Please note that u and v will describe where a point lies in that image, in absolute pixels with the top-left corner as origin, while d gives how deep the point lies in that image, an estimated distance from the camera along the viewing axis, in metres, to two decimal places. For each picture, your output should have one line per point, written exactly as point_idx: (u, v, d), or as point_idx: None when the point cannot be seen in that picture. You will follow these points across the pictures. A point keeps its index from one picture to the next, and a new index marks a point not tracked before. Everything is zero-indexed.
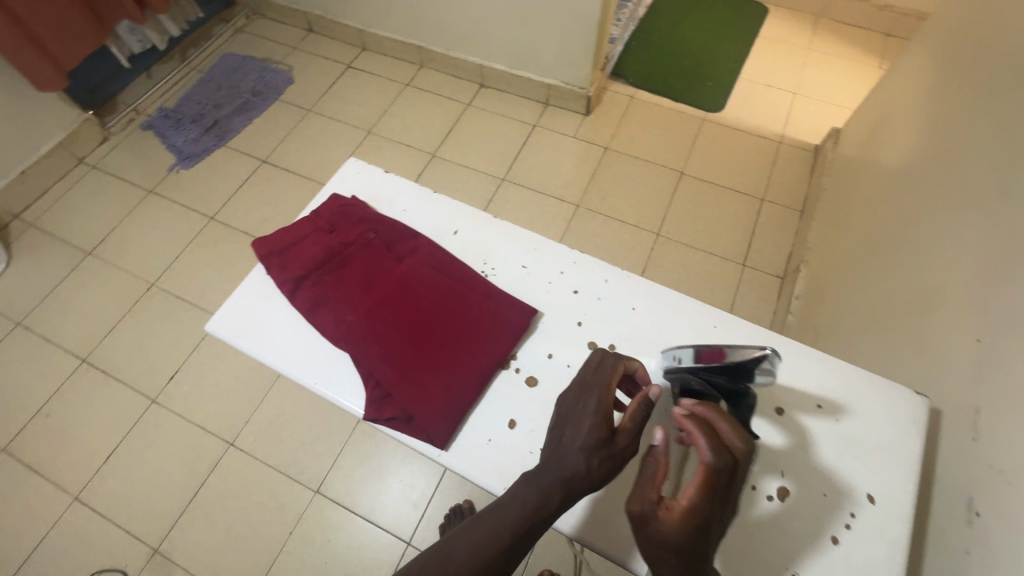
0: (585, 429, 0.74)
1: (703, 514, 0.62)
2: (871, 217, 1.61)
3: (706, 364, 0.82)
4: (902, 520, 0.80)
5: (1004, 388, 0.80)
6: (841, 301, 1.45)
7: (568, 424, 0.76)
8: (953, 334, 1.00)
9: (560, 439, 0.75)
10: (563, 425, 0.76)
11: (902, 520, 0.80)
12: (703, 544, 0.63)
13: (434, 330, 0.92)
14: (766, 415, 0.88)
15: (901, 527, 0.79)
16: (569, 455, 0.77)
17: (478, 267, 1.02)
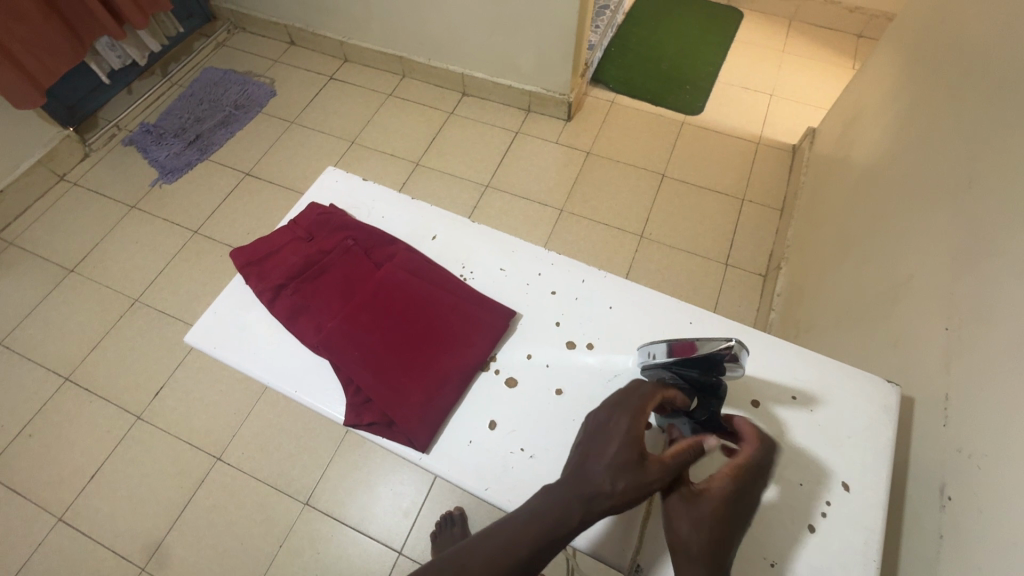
0: (610, 450, 0.46)
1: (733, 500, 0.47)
2: (763, 167, 1.61)
3: (642, 326, 0.61)
4: (879, 508, 0.53)
5: (917, 305, 0.73)
6: (713, 252, 1.47)
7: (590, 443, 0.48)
8: (863, 261, 0.95)
9: (583, 463, 0.47)
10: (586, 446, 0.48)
11: (877, 507, 0.53)
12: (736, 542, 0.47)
13: (318, 319, 0.61)
14: (736, 405, 0.59)
15: (878, 515, 0.53)
16: (450, 449, 0.55)
17: (378, 230, 0.68)
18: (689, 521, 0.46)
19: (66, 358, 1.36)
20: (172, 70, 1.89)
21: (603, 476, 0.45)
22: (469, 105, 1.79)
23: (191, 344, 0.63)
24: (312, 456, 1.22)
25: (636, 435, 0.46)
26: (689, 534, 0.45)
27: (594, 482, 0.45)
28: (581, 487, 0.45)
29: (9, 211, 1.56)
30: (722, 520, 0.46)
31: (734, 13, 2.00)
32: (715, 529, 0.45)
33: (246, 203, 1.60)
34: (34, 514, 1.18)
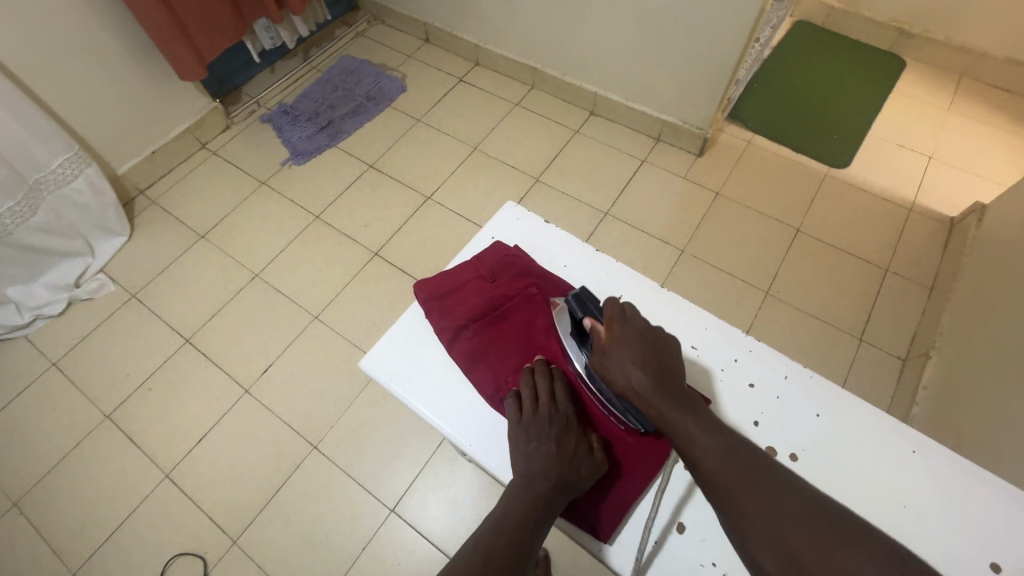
0: (542, 428, 0.54)
1: (626, 330, 0.54)
2: (913, 237, 1.46)
3: (852, 447, 0.55)
4: None
5: None
6: (845, 323, 1.35)
7: (526, 429, 0.54)
8: None
9: (532, 446, 0.53)
10: (524, 433, 0.54)
11: None
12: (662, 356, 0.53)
13: (498, 371, 0.59)
14: (972, 569, 0.49)
15: None
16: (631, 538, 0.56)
17: (564, 282, 0.65)
18: (618, 361, 0.53)
19: (189, 320, 1.43)
20: (313, 55, 1.97)
21: (549, 448, 0.52)
22: (596, 125, 1.74)
23: (365, 370, 0.62)
24: (403, 463, 1.22)
25: (540, 403, 0.55)
26: (623, 370, 0.52)
27: (544, 461, 0.52)
28: (537, 468, 0.51)
29: (156, 171, 1.67)
30: (642, 350, 0.53)
31: (895, 60, 1.83)
32: (637, 352, 0.53)
33: (366, 194, 1.63)
34: (145, 465, 1.24)
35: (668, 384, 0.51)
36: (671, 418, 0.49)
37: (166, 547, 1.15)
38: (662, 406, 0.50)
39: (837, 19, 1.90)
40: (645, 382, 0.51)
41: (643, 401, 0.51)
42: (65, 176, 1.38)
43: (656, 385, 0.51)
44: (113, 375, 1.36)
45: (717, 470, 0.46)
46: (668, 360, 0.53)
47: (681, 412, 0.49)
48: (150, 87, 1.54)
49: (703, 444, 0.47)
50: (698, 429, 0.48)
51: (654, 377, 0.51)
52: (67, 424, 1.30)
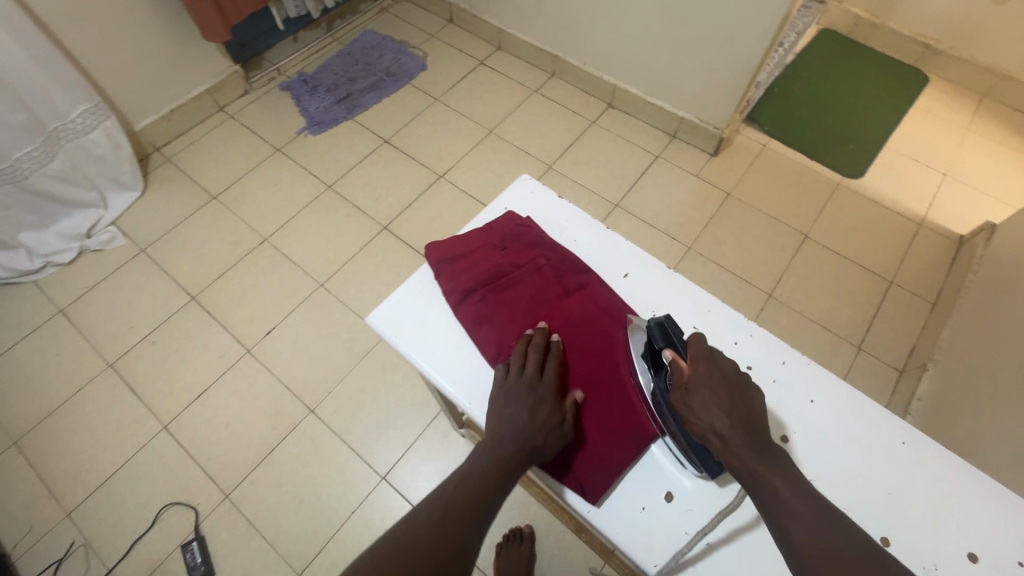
0: (524, 396, 0.55)
1: (712, 376, 0.52)
2: (921, 251, 1.46)
3: (842, 434, 0.56)
4: None
5: None
6: (845, 331, 1.36)
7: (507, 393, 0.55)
8: None
9: (507, 410, 0.54)
10: (503, 396, 0.55)
11: None
12: (756, 412, 0.51)
13: (502, 334, 0.60)
14: (950, 558, 0.49)
15: None
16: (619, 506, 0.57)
17: (573, 255, 0.66)
18: (701, 401, 0.51)
19: (197, 278, 1.45)
20: (336, 27, 1.97)
21: (525, 415, 0.54)
22: (613, 117, 1.74)
23: (371, 324, 0.64)
24: (398, 433, 1.24)
25: (529, 373, 0.56)
26: (707, 413, 0.50)
27: (516, 425, 0.53)
28: (508, 432, 0.53)
29: (173, 130, 1.68)
30: (728, 396, 0.51)
31: (918, 75, 1.83)
32: (723, 399, 0.51)
33: (380, 168, 1.64)
34: (144, 416, 1.26)
35: (754, 437, 0.49)
36: (760, 475, 0.47)
37: (159, 497, 1.17)
38: (749, 461, 0.48)
39: (863, 30, 1.89)
40: (729, 432, 0.49)
41: (722, 450, 0.49)
42: (84, 127, 1.39)
43: (742, 437, 0.49)
44: (118, 326, 1.38)
45: (807, 535, 0.44)
46: (753, 410, 0.51)
47: (769, 469, 0.47)
48: (174, 46, 1.55)
49: (792, 506, 0.45)
50: (788, 491, 0.46)
51: (740, 429, 0.49)
52: (70, 370, 1.32)
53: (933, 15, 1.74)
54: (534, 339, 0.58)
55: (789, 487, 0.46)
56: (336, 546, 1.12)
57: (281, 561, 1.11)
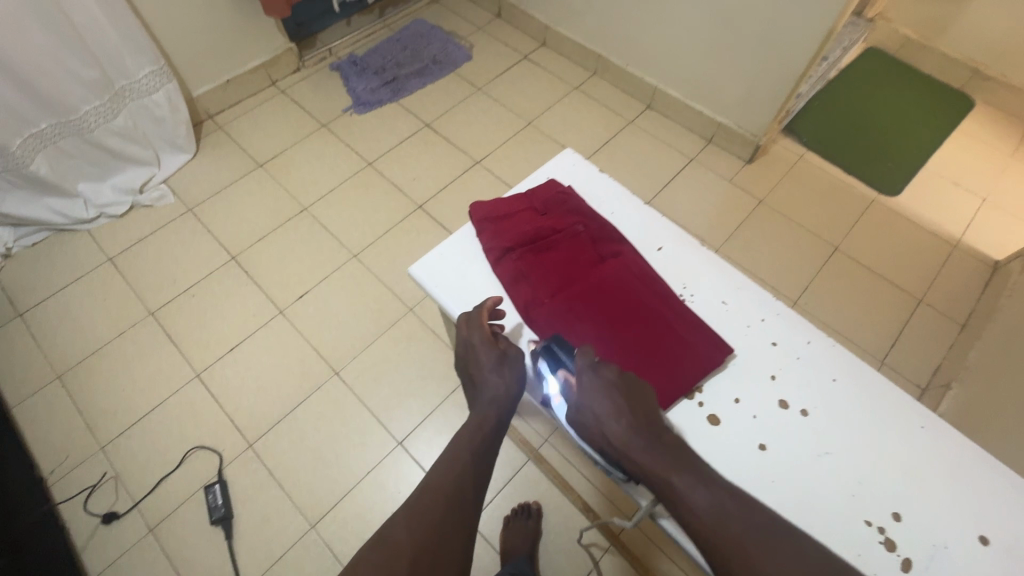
0: (486, 363, 0.60)
1: (600, 382, 0.55)
2: (953, 274, 1.45)
3: (862, 416, 0.57)
4: None
5: None
6: (870, 346, 1.35)
7: (474, 367, 0.61)
8: None
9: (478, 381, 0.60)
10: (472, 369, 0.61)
11: None
12: (649, 412, 0.54)
13: (538, 292, 0.63)
14: (965, 542, 0.50)
15: None
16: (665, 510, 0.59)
17: (611, 226, 0.69)
18: (593, 409, 0.54)
19: (238, 240, 1.51)
20: (388, 14, 2.03)
21: (492, 379, 0.60)
22: (651, 119, 1.76)
23: (413, 275, 0.68)
24: (416, 403, 1.27)
25: (486, 346, 0.61)
26: (606, 418, 0.53)
27: (489, 388, 0.60)
28: (482, 395, 0.60)
29: (227, 99, 1.76)
30: (617, 404, 0.53)
31: (964, 100, 1.81)
32: (615, 406, 0.53)
33: (419, 150, 1.69)
34: (179, 363, 1.33)
35: (651, 436, 0.52)
36: (655, 470, 0.49)
37: (187, 440, 1.23)
38: (646, 460, 0.50)
39: (910, 51, 1.88)
40: (626, 435, 0.52)
41: (626, 455, 0.51)
42: (148, 87, 1.47)
43: (641, 442, 0.51)
44: (162, 278, 1.45)
45: (705, 521, 0.46)
46: (646, 411, 0.53)
47: (666, 463, 0.49)
48: (237, 20, 1.63)
49: (691, 500, 0.47)
50: (686, 484, 0.48)
51: (635, 431, 0.52)
52: (115, 314, 1.39)
53: (985, 39, 1.72)
54: (473, 317, 0.62)
55: (691, 480, 0.48)
56: (349, 503, 1.16)
57: (297, 512, 1.15)
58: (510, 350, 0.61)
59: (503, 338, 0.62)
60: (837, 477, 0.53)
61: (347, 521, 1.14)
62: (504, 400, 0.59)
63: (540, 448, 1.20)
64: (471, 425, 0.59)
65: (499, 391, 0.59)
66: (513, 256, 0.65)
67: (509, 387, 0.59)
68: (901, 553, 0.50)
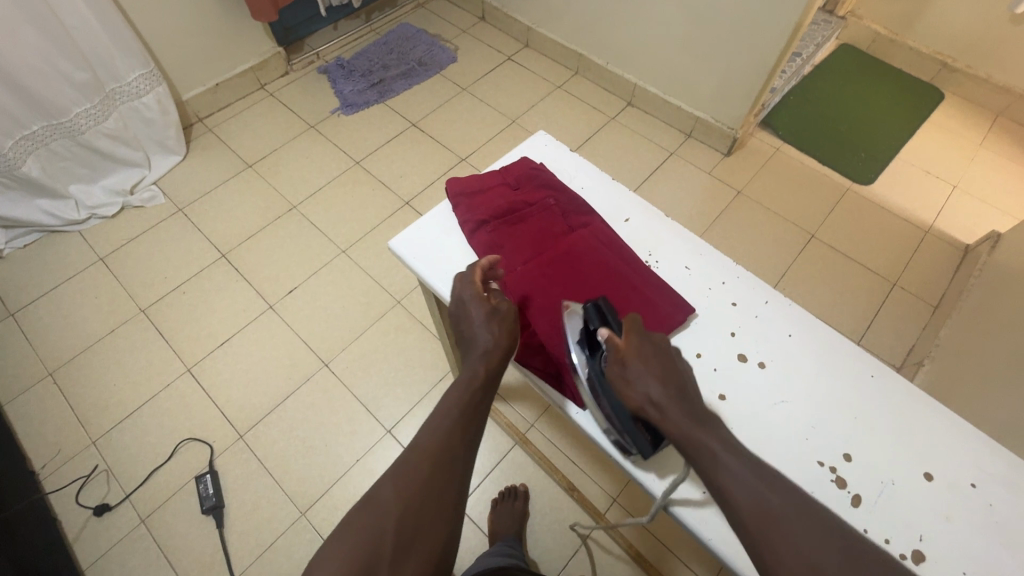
0: (478, 317, 0.61)
1: (639, 346, 0.55)
2: (926, 257, 1.49)
3: (816, 366, 0.60)
4: None
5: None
6: (846, 327, 1.39)
7: (466, 323, 0.62)
8: None
9: (469, 334, 0.61)
10: (465, 325, 0.62)
11: None
12: (685, 379, 0.55)
13: (509, 260, 0.66)
14: (909, 476, 0.54)
15: None
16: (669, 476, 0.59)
17: (580, 199, 0.72)
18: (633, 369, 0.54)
19: (228, 238, 1.54)
20: (374, 19, 2.08)
21: (482, 332, 0.60)
22: (632, 115, 1.81)
23: (393, 249, 0.70)
24: (405, 392, 1.30)
25: (477, 300, 0.62)
26: (644, 379, 0.53)
27: (479, 341, 0.60)
28: (474, 351, 0.60)
29: (216, 103, 1.79)
30: (656, 369, 0.54)
31: (934, 92, 1.87)
32: (655, 371, 0.54)
33: (406, 149, 1.73)
34: (170, 358, 1.34)
35: (687, 404, 0.52)
36: (694, 440, 0.49)
37: (178, 432, 1.24)
38: (686, 424, 0.50)
39: (882, 46, 1.94)
40: (663, 398, 0.52)
41: (663, 419, 0.51)
42: (138, 90, 1.51)
43: (679, 409, 0.51)
44: (154, 276, 1.47)
45: (746, 491, 0.46)
46: (681, 380, 0.54)
47: (702, 430, 0.50)
48: (226, 25, 1.67)
49: (728, 467, 0.47)
50: (725, 451, 0.48)
51: (673, 396, 0.52)
52: (106, 312, 1.41)
53: (951, 34, 1.79)
54: (467, 277, 0.64)
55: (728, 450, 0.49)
56: (340, 490, 1.18)
57: (288, 500, 1.17)
58: (501, 305, 0.62)
59: (495, 295, 0.63)
60: (790, 419, 0.57)
61: (338, 507, 1.16)
62: (492, 353, 0.59)
63: (526, 432, 1.22)
64: (461, 381, 0.60)
65: (487, 343, 0.59)
66: (488, 230, 0.68)
67: (497, 337, 0.59)
68: (851, 489, 0.53)
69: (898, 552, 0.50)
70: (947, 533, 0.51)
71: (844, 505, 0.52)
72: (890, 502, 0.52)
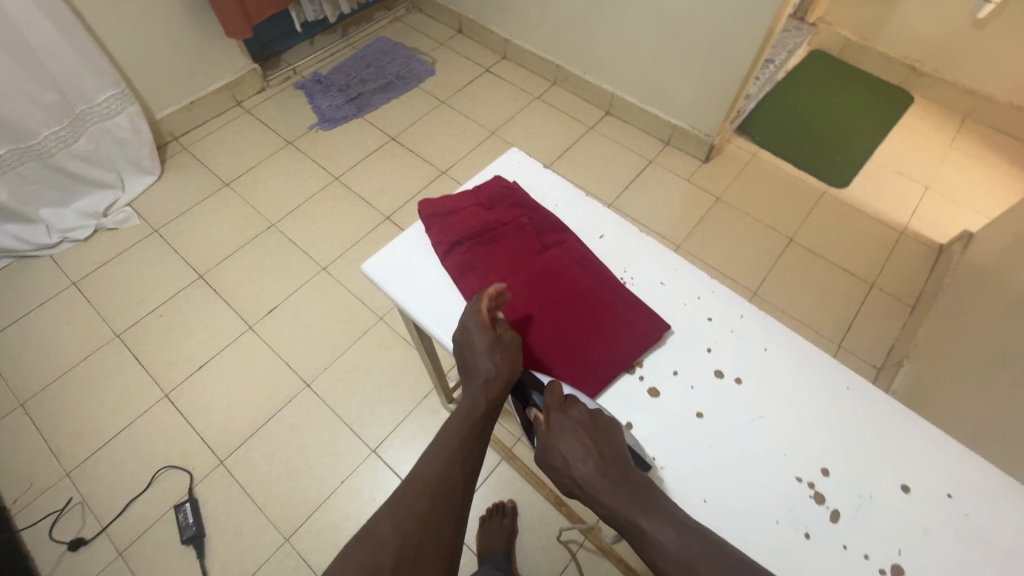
0: (480, 348, 0.59)
1: (565, 420, 0.55)
2: (902, 257, 1.52)
3: (793, 380, 0.60)
4: None
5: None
6: (827, 330, 1.40)
7: (468, 353, 0.60)
8: None
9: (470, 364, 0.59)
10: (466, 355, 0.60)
11: None
12: (617, 448, 0.53)
13: (484, 281, 0.66)
14: (887, 488, 0.54)
15: None
16: None
17: (554, 217, 0.72)
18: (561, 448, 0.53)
19: (206, 258, 1.52)
20: (351, 33, 2.08)
21: (484, 362, 0.59)
22: (610, 124, 1.82)
23: (366, 272, 0.69)
24: (389, 410, 1.28)
25: (483, 330, 0.59)
26: (572, 456, 0.53)
27: (480, 371, 0.59)
28: (475, 380, 0.59)
29: (191, 121, 1.77)
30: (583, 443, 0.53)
31: (904, 96, 1.91)
32: (584, 446, 0.53)
33: (385, 164, 1.72)
34: (148, 383, 1.31)
35: (618, 478, 0.51)
36: (625, 516, 0.49)
37: (156, 460, 1.21)
38: (610, 503, 0.50)
39: (852, 52, 1.99)
40: (593, 474, 0.51)
41: (592, 496, 0.51)
42: (109, 110, 1.48)
43: (607, 485, 0.50)
44: (129, 299, 1.44)
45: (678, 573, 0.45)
46: (611, 452, 0.53)
47: (632, 506, 0.49)
48: (199, 43, 1.65)
49: (659, 543, 0.47)
50: (652, 527, 0.48)
51: (600, 471, 0.51)
52: (80, 338, 1.38)
53: (918, 39, 1.83)
54: (475, 303, 0.61)
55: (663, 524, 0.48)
56: (325, 513, 1.15)
57: (271, 526, 1.14)
58: (506, 336, 0.60)
59: (502, 324, 0.61)
60: (766, 435, 0.57)
61: (322, 532, 1.14)
62: (494, 385, 0.58)
63: (513, 447, 1.21)
64: (463, 409, 0.60)
65: (488, 373, 0.57)
66: (464, 252, 0.68)
67: (501, 369, 0.57)
68: (829, 505, 0.53)
69: (878, 567, 0.50)
70: (925, 547, 0.51)
71: (823, 521, 0.52)
72: (869, 516, 0.52)
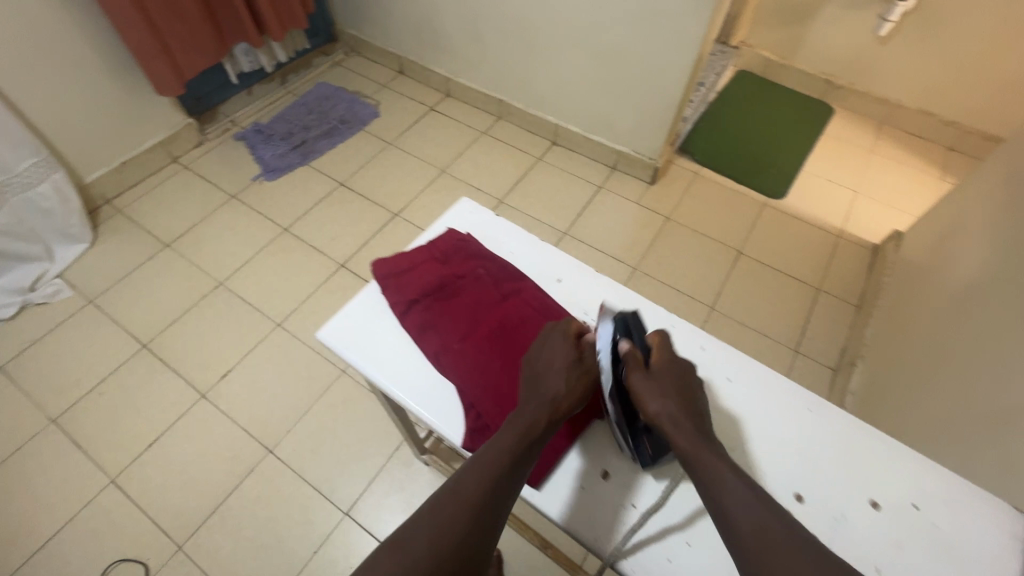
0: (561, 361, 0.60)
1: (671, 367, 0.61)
2: (843, 260, 1.60)
3: (761, 409, 0.65)
4: None
5: None
6: (784, 337, 1.45)
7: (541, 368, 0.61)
8: (964, 377, 0.92)
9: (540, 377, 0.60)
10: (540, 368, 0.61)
11: None
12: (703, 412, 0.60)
13: (445, 339, 0.66)
14: (856, 506, 0.58)
15: None
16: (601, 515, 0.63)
17: (510, 265, 0.75)
18: (652, 394, 0.58)
19: (149, 326, 1.43)
20: (290, 80, 2.06)
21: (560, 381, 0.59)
22: (558, 154, 1.86)
23: (321, 340, 0.69)
24: (361, 467, 1.22)
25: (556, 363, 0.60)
26: (658, 401, 0.57)
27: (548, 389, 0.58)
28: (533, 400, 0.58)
29: (124, 182, 1.69)
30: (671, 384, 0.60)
31: (825, 108, 2.05)
32: (673, 383, 0.60)
33: (336, 210, 1.68)
34: (91, 470, 1.21)
35: (697, 429, 0.56)
36: (705, 466, 0.52)
37: (105, 554, 1.11)
38: (694, 444, 0.54)
39: (774, 70, 2.12)
40: (678, 417, 0.56)
41: (675, 431, 0.55)
42: (31, 179, 1.39)
43: (689, 429, 0.56)
44: (64, 380, 1.33)
45: (748, 523, 0.47)
46: (700, 407, 0.59)
47: (710, 459, 0.52)
48: (127, 102, 1.59)
49: (733, 493, 0.49)
50: (730, 477, 0.51)
51: (686, 415, 0.57)
52: (9, 429, 1.26)
53: (831, 56, 1.97)
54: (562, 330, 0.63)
55: (738, 483, 0.50)
56: None
57: None
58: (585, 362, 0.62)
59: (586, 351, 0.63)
60: (818, 512, 0.57)
61: None
62: (564, 405, 0.57)
63: None
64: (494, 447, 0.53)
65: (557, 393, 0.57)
66: (421, 313, 0.68)
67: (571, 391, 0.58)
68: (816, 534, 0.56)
69: None
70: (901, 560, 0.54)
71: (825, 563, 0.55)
72: (845, 538, 0.56)
